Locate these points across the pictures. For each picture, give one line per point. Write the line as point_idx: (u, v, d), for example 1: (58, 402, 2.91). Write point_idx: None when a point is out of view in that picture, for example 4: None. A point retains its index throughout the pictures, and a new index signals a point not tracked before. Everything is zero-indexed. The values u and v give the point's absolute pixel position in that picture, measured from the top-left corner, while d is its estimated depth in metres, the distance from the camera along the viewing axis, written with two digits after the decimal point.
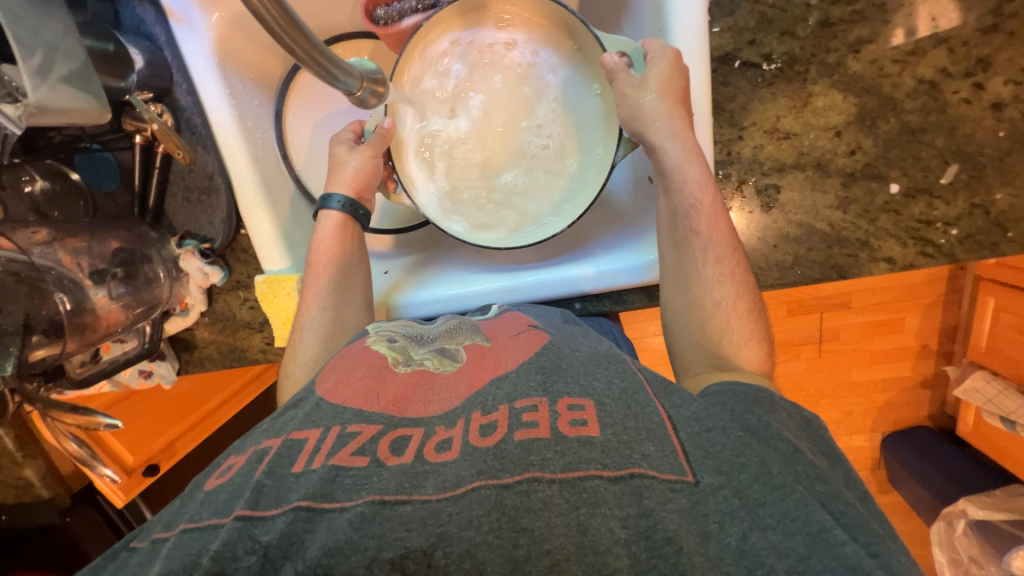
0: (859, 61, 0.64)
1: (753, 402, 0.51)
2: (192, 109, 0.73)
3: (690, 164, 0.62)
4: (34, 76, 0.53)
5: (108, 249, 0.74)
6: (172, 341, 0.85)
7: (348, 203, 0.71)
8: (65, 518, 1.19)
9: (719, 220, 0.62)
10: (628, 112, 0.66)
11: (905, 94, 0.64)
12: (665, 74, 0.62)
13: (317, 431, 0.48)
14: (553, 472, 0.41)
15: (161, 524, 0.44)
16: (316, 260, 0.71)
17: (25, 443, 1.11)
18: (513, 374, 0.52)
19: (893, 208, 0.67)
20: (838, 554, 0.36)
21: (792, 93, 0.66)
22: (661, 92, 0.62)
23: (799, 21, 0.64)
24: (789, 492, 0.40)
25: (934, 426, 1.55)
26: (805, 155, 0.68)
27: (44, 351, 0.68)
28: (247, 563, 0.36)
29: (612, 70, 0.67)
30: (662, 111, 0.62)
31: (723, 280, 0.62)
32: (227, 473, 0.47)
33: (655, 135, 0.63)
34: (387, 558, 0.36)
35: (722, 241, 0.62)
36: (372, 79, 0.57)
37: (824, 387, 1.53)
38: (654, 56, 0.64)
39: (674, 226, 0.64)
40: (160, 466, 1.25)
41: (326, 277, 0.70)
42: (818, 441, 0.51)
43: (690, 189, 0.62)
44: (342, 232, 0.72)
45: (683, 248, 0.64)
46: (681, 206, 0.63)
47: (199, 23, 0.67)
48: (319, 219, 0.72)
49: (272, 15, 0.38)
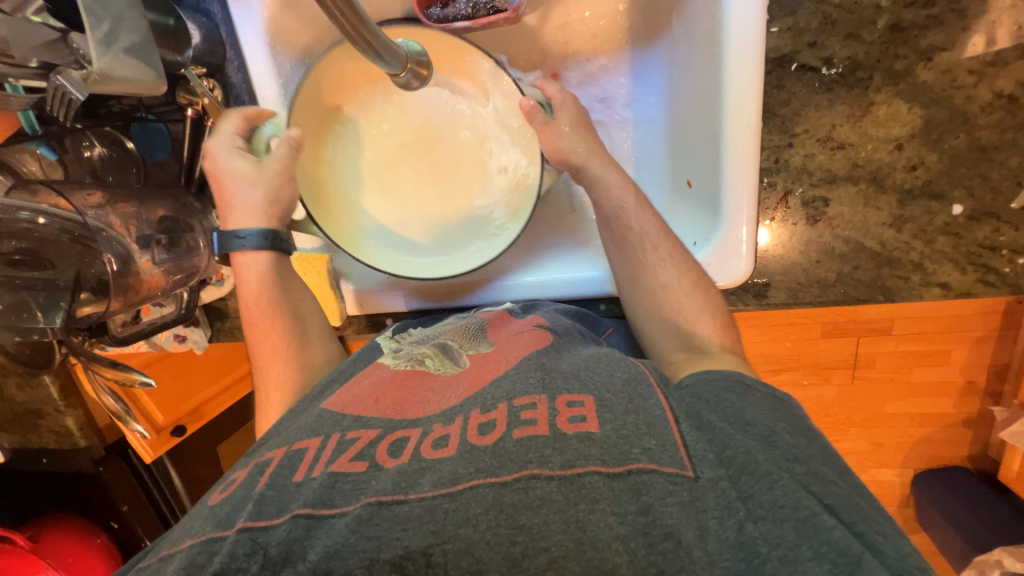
0: (930, 70, 0.60)
1: (727, 389, 0.50)
2: (242, 86, 0.75)
3: (608, 172, 0.68)
4: (99, 45, 0.55)
5: (155, 216, 0.77)
6: (206, 309, 0.89)
7: (268, 236, 0.67)
8: (99, 467, 1.22)
9: (647, 212, 0.66)
10: (548, 147, 0.70)
11: (979, 108, 0.60)
12: (575, 114, 0.71)
13: (317, 440, 0.48)
14: (551, 469, 0.40)
15: (170, 541, 0.46)
16: (256, 313, 0.68)
17: (69, 393, 1.13)
18: (512, 372, 0.52)
19: (953, 230, 0.63)
20: (828, 539, 0.37)
21: (852, 100, 0.62)
22: (568, 125, 0.70)
23: (866, 24, 0.60)
24: (775, 480, 0.40)
25: (970, 467, 1.39)
26: (860, 168, 0.64)
27: (90, 308, 0.73)
28: (247, 568, 0.38)
29: (530, 113, 0.70)
30: (579, 140, 0.70)
31: (665, 263, 0.64)
32: (229, 488, 0.48)
33: (578, 158, 0.69)
34: (387, 559, 0.37)
35: (655, 230, 0.66)
36: (417, 61, 0.56)
37: (855, 415, 1.39)
38: (561, 100, 0.72)
39: (611, 229, 0.67)
40: (187, 428, 1.28)
41: (278, 325, 0.67)
42: (790, 417, 0.50)
43: (615, 193, 0.67)
44: (266, 267, 0.68)
45: (626, 248, 0.66)
46: (610, 210, 0.67)
47: (253, 2, 0.68)
48: (243, 266, 0.68)
49: (340, 8, 0.39)
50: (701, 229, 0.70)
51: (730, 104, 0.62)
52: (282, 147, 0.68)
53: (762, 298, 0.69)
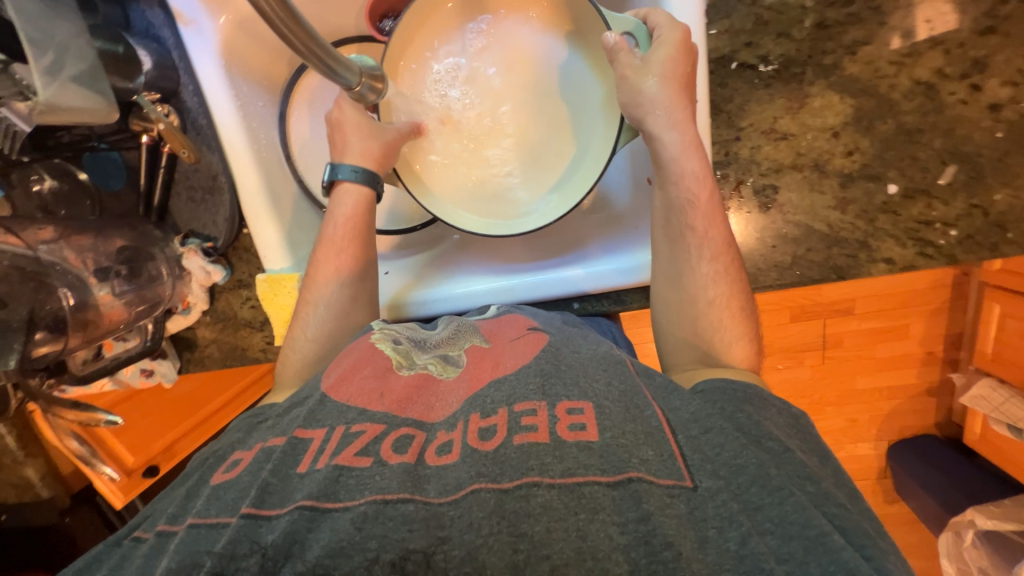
0: (855, 62, 0.65)
1: (742, 400, 0.52)
2: (198, 110, 0.74)
3: (689, 159, 0.62)
4: (44, 76, 0.54)
5: (113, 246, 0.75)
6: (175, 340, 0.85)
7: (365, 173, 0.70)
8: (63, 518, 1.15)
9: (715, 217, 0.62)
10: (627, 97, 0.64)
11: (902, 95, 0.65)
12: (673, 58, 0.61)
13: (322, 431, 0.48)
14: (552, 476, 0.41)
15: (168, 514, 0.46)
16: (337, 233, 0.69)
17: (28, 441, 1.08)
18: (511, 377, 0.52)
19: (892, 208, 0.68)
20: (837, 558, 0.37)
21: (789, 94, 0.67)
22: (660, 76, 0.61)
23: (795, 23, 0.65)
24: (787, 496, 0.41)
25: (941, 435, 1.43)
26: (803, 156, 0.68)
27: (48, 347, 0.69)
28: (248, 565, 0.37)
29: (613, 50, 0.64)
30: (662, 97, 0.62)
31: (716, 278, 0.62)
32: (233, 469, 0.48)
33: (654, 124, 0.63)
34: (387, 559, 0.36)
35: (718, 238, 0.62)
36: (372, 75, 0.59)
37: (827, 394, 1.42)
38: (661, 32, 0.62)
39: (671, 221, 0.64)
40: (161, 468, 1.19)
41: (353, 257, 0.69)
42: (806, 437, 0.52)
43: (687, 183, 0.62)
44: (363, 201, 0.70)
45: (678, 247, 0.63)
46: (677, 201, 0.63)
47: (205, 26, 0.68)
48: (339, 193, 0.70)
49: (288, 27, 0.40)
50: None
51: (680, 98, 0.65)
52: (405, 126, 0.74)
53: None
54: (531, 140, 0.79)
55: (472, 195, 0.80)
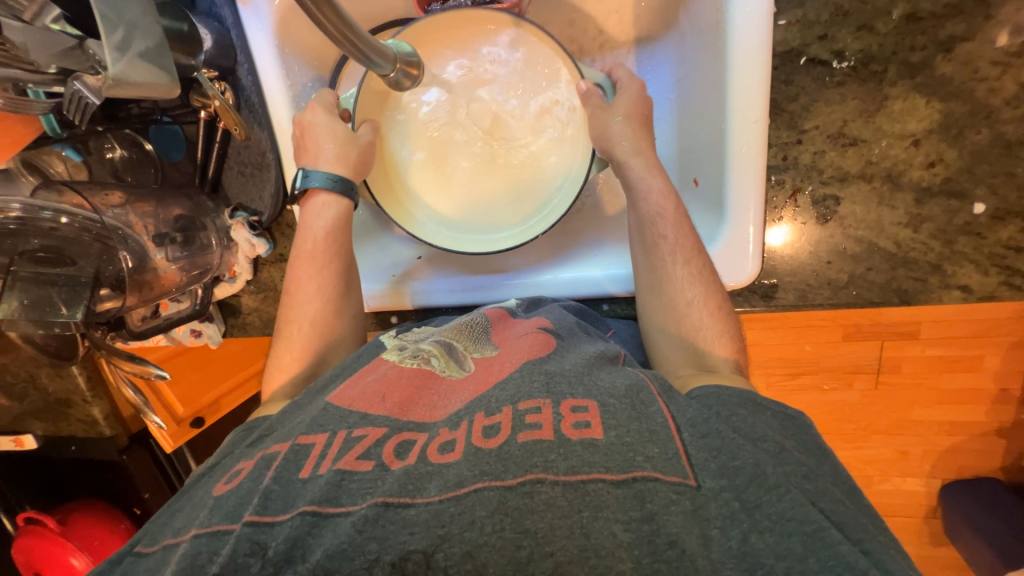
0: (949, 61, 0.57)
1: (737, 404, 0.51)
2: (252, 89, 0.76)
3: (654, 177, 0.66)
4: (114, 51, 0.57)
5: (171, 215, 0.80)
6: (221, 305, 0.92)
7: (338, 180, 0.70)
8: (122, 456, 1.27)
9: (684, 226, 0.63)
10: (595, 130, 0.69)
11: (1004, 101, 0.57)
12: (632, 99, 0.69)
13: (323, 436, 0.48)
14: (556, 473, 0.41)
15: (172, 530, 0.48)
16: (315, 247, 0.70)
17: (96, 383, 1.15)
18: (516, 374, 0.52)
19: (974, 230, 0.61)
20: (836, 552, 0.37)
21: (865, 95, 0.60)
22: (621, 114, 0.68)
23: (881, 14, 0.58)
24: (784, 493, 0.41)
25: (1004, 479, 1.25)
26: (874, 165, 0.61)
27: (110, 304, 0.76)
28: (248, 565, 0.39)
29: (586, 95, 0.71)
30: (628, 132, 0.67)
31: (691, 280, 0.62)
32: (234, 480, 0.49)
33: (622, 152, 0.67)
34: (387, 560, 0.37)
35: (689, 245, 0.63)
36: (406, 61, 0.59)
37: (879, 420, 1.24)
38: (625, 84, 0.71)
39: (642, 235, 0.65)
40: (206, 419, 1.29)
41: (329, 270, 0.71)
42: (801, 438, 0.51)
43: (655, 199, 0.65)
44: (341, 213, 0.71)
45: (654, 255, 0.64)
46: (647, 215, 0.65)
47: (262, 6, 0.70)
48: (314, 207, 0.71)
49: (324, 15, 0.40)
50: (708, 227, 0.68)
51: (735, 96, 0.60)
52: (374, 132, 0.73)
53: (769, 299, 0.67)
54: (529, 153, 0.79)
55: (475, 217, 0.80)
